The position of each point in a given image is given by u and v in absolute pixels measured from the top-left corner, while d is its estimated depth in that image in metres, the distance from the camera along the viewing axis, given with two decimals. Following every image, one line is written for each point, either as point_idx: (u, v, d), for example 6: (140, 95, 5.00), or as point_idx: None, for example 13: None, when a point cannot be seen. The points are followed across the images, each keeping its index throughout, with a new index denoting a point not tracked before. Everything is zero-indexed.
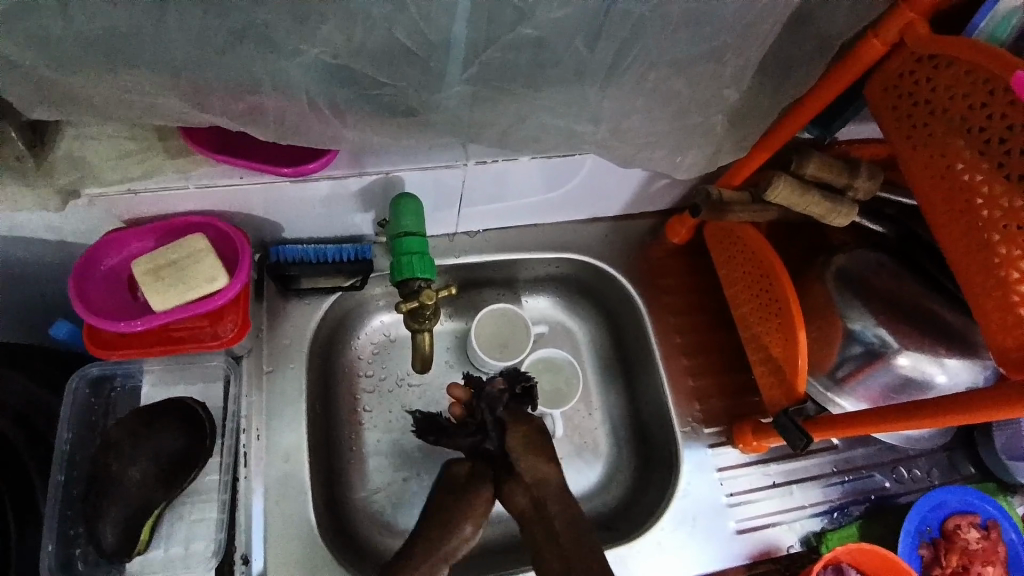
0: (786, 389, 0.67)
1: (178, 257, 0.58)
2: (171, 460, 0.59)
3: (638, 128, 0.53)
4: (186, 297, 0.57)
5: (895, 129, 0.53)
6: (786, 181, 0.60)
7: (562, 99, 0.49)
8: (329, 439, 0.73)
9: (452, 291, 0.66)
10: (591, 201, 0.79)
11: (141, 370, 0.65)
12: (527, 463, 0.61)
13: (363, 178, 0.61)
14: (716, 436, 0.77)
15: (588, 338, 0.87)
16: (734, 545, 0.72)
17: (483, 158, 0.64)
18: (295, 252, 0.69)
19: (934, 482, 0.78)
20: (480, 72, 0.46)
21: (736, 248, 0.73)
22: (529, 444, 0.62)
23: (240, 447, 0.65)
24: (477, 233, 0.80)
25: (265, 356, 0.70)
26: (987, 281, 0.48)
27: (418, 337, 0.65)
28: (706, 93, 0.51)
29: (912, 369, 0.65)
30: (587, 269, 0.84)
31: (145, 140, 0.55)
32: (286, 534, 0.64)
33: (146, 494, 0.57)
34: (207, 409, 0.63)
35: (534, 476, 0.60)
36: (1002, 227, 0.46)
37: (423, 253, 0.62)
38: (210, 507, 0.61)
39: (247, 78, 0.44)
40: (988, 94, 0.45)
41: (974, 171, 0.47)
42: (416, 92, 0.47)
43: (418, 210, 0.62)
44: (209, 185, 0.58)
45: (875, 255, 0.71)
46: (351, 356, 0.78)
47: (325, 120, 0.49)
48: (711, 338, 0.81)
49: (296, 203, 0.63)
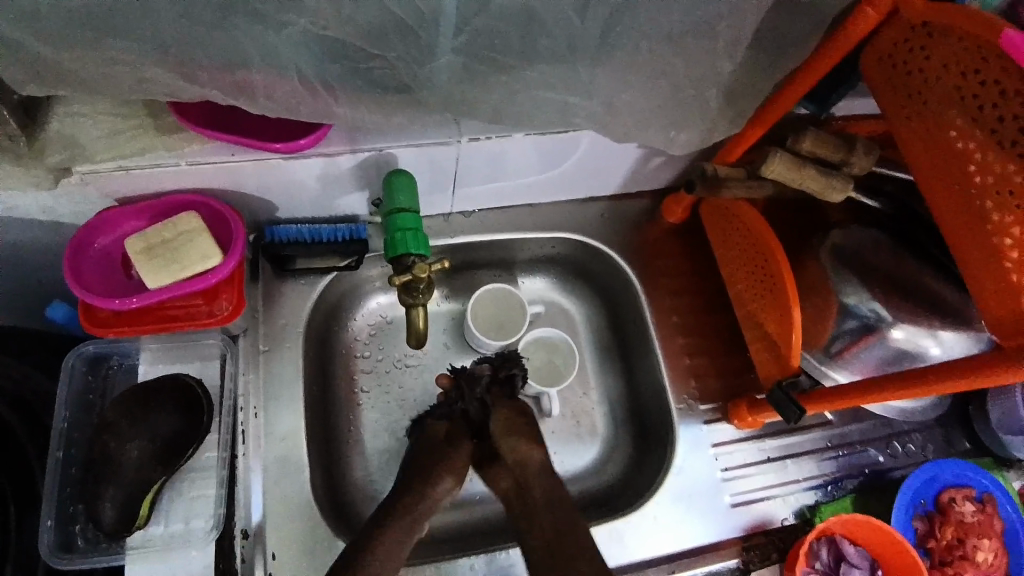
0: (781, 364, 0.67)
1: (172, 236, 0.58)
2: (168, 438, 0.60)
3: (631, 103, 0.52)
4: (180, 275, 0.57)
5: (890, 100, 0.53)
6: (782, 157, 0.61)
7: (554, 74, 0.49)
8: (327, 420, 0.73)
9: (444, 267, 0.66)
10: (587, 180, 0.79)
11: (137, 350, 0.65)
12: (506, 445, 0.62)
13: (357, 156, 0.61)
14: (712, 413, 0.77)
15: (584, 318, 0.87)
16: (729, 519, 0.73)
17: (477, 135, 0.63)
18: (289, 232, 0.69)
19: (928, 456, 0.79)
20: (470, 44, 0.46)
21: (731, 226, 0.73)
22: (509, 427, 0.63)
23: (237, 425, 0.64)
24: (473, 213, 0.80)
25: (261, 336, 0.69)
26: (979, 250, 0.48)
27: (412, 313, 0.65)
28: (700, 67, 0.51)
29: (906, 341, 0.66)
30: (583, 248, 0.84)
31: (137, 117, 0.55)
32: (285, 512, 0.64)
33: (142, 472, 0.58)
34: (203, 386, 0.64)
35: (516, 458, 0.62)
36: (995, 193, 0.46)
37: (417, 230, 0.61)
38: (209, 483, 0.62)
39: (234, 53, 0.44)
40: (981, 61, 0.45)
41: (967, 139, 0.47)
42: (406, 65, 0.47)
43: (412, 186, 0.62)
44: (200, 163, 0.57)
45: (872, 235, 0.70)
46: (348, 337, 0.78)
47: (315, 96, 0.49)
48: (706, 318, 0.82)
49: (287, 182, 0.63)
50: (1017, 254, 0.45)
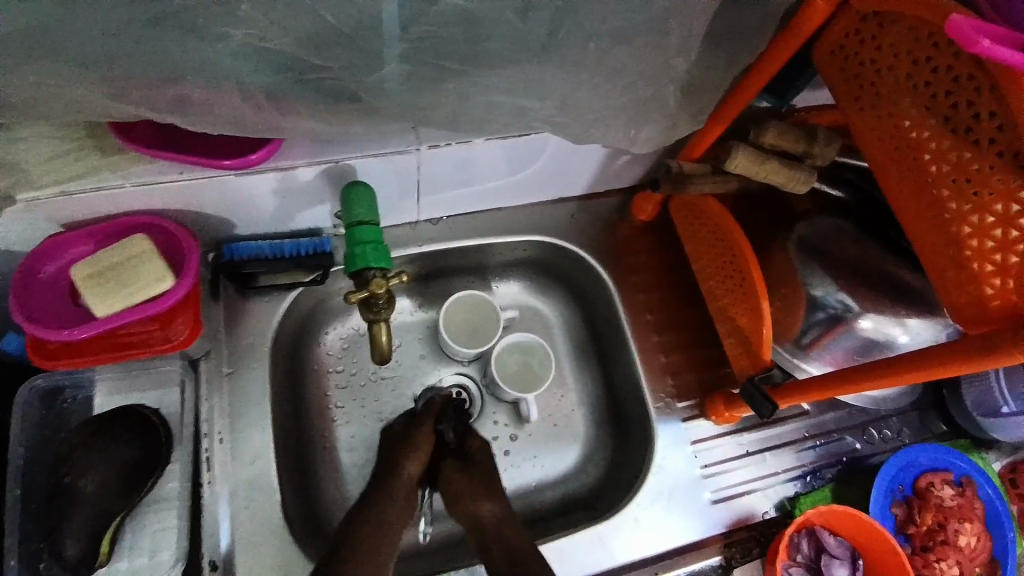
0: (753, 358, 0.67)
1: (121, 260, 0.56)
2: (127, 468, 0.58)
3: (586, 103, 0.52)
4: (129, 301, 0.55)
5: (844, 91, 0.53)
6: (745, 151, 0.60)
7: (506, 79, 0.48)
8: (301, 438, 0.71)
9: (403, 281, 0.61)
10: (554, 182, 0.78)
11: (93, 379, 0.62)
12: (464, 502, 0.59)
13: (312, 168, 0.59)
14: (689, 409, 0.77)
15: (559, 320, 0.87)
16: (712, 515, 0.73)
17: (436, 142, 0.62)
18: (249, 249, 0.66)
19: (904, 440, 0.79)
20: (413, 50, 0.45)
21: (700, 222, 0.73)
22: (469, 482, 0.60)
23: (202, 452, 0.62)
24: (440, 220, 0.79)
25: (225, 357, 0.67)
26: (939, 239, 0.47)
27: (373, 328, 0.62)
28: (654, 64, 0.50)
29: (874, 331, 0.66)
30: (553, 250, 0.83)
31: (75, 137, 0.53)
32: (256, 535, 0.61)
33: (104, 504, 0.56)
34: (162, 416, 0.61)
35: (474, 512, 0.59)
36: (952, 181, 0.46)
37: (377, 241, 0.59)
38: (170, 516, 0.60)
39: (169, 69, 0.42)
40: (932, 49, 0.45)
41: (922, 127, 0.47)
42: (352, 74, 0.46)
43: (370, 198, 0.60)
44: (147, 184, 0.55)
45: (834, 222, 0.71)
46: (319, 352, 0.76)
47: (260, 109, 0.47)
48: (682, 314, 0.81)
49: (242, 198, 0.61)
50: (977, 241, 0.44)
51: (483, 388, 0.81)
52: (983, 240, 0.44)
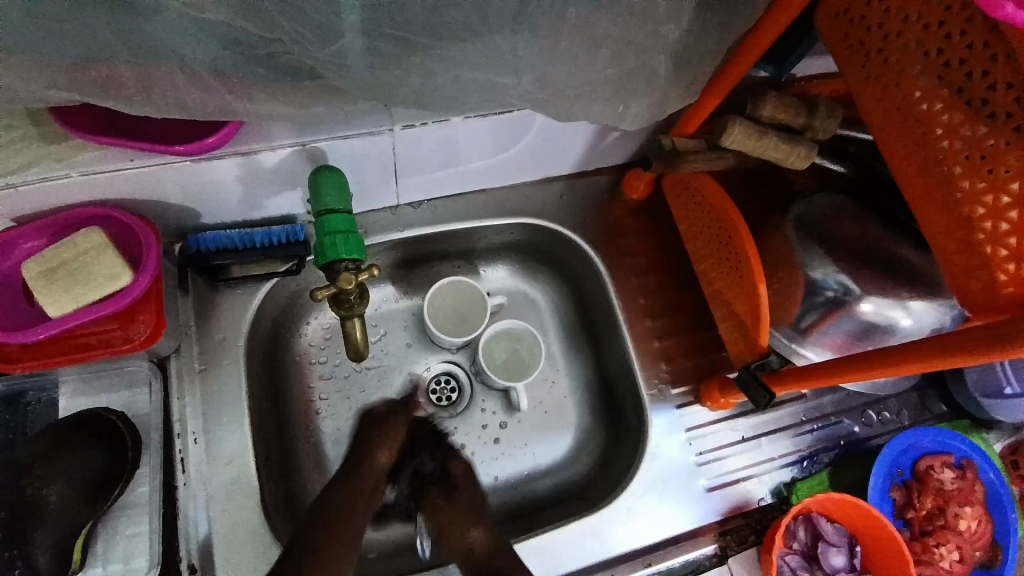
0: (749, 344, 0.64)
1: (74, 255, 0.52)
2: (93, 476, 0.56)
3: (568, 78, 0.47)
4: (85, 300, 0.52)
5: (847, 61, 0.49)
6: (742, 125, 0.57)
7: (476, 50, 0.44)
8: (283, 434, 0.69)
9: (376, 273, 0.58)
10: (540, 161, 0.74)
11: (57, 383, 0.60)
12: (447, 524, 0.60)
13: (277, 152, 0.55)
14: (684, 396, 0.75)
15: (549, 305, 0.84)
16: (707, 503, 0.71)
17: (410, 122, 0.58)
18: (218, 239, 0.63)
19: (904, 422, 0.77)
20: (371, 21, 0.40)
21: (695, 202, 0.69)
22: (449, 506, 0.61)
23: (175, 454, 0.60)
24: (422, 203, 0.75)
25: (196, 354, 0.64)
26: (949, 220, 0.43)
27: (348, 324, 0.60)
28: (642, 31, 0.46)
29: (876, 315, 0.62)
30: (541, 233, 0.79)
31: (17, 125, 0.49)
32: (236, 537, 0.59)
33: (71, 514, 0.55)
34: (127, 419, 0.59)
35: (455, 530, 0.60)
36: (964, 158, 0.42)
37: (349, 232, 0.56)
38: (141, 521, 0.58)
39: (98, 47, 0.39)
40: (945, 12, 0.41)
41: (932, 99, 0.43)
42: (306, 50, 0.41)
43: (342, 183, 0.56)
44: (96, 173, 0.51)
45: (835, 199, 0.67)
46: (300, 344, 0.73)
47: (208, 89, 0.44)
48: (677, 297, 0.78)
49: (204, 186, 0.57)
50: (990, 224, 0.41)
51: (473, 376, 0.79)
52: (996, 222, 0.41)
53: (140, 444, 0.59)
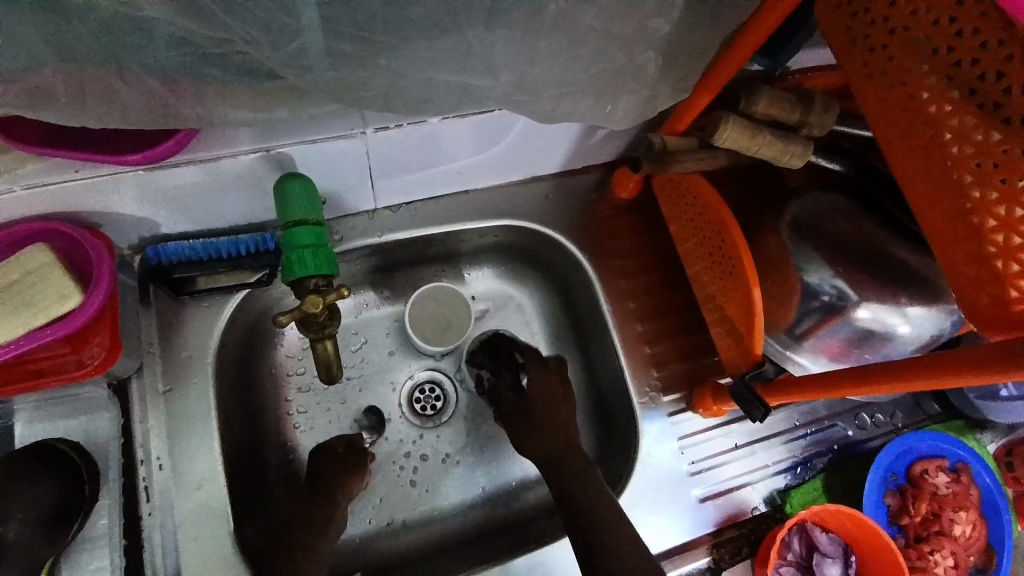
0: (743, 352, 0.62)
1: (17, 276, 0.48)
2: (52, 512, 0.52)
3: (547, 79, 0.44)
4: (31, 324, 0.48)
5: (849, 58, 0.46)
6: (734, 122, 0.54)
7: (443, 48, 0.40)
8: (256, 452, 0.66)
9: (345, 293, 0.55)
10: (525, 160, 0.70)
11: (9, 411, 0.57)
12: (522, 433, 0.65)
13: (238, 158, 0.51)
14: (675, 403, 0.72)
15: (536, 307, 0.81)
16: (700, 514, 0.69)
17: (384, 124, 0.54)
18: (178, 249, 0.59)
19: (898, 424, 0.76)
20: (327, 19, 0.36)
21: (686, 201, 0.66)
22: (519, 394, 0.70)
23: (138, 482, 0.57)
24: (400, 207, 0.71)
25: (160, 374, 0.60)
26: (958, 231, 0.41)
27: (318, 346, 0.57)
28: (628, 27, 0.42)
29: (872, 322, 0.60)
30: (524, 235, 0.76)
31: None
32: (207, 565, 0.57)
33: (28, 552, 0.51)
34: (83, 451, 0.56)
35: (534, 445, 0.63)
36: (975, 165, 0.39)
37: (318, 245, 0.53)
38: (104, 554, 0.55)
39: (20, 53, 0.35)
40: (958, 6, 0.38)
41: (941, 101, 0.40)
42: (259, 53, 0.38)
43: (310, 191, 0.52)
44: (40, 186, 0.47)
45: (831, 198, 0.65)
46: (275, 356, 0.70)
47: (154, 95, 0.40)
48: (668, 300, 0.76)
49: (161, 195, 0.53)
50: (1002, 237, 0.38)
51: (458, 384, 0.76)
52: (1009, 236, 0.38)
53: (97, 476, 0.56)
